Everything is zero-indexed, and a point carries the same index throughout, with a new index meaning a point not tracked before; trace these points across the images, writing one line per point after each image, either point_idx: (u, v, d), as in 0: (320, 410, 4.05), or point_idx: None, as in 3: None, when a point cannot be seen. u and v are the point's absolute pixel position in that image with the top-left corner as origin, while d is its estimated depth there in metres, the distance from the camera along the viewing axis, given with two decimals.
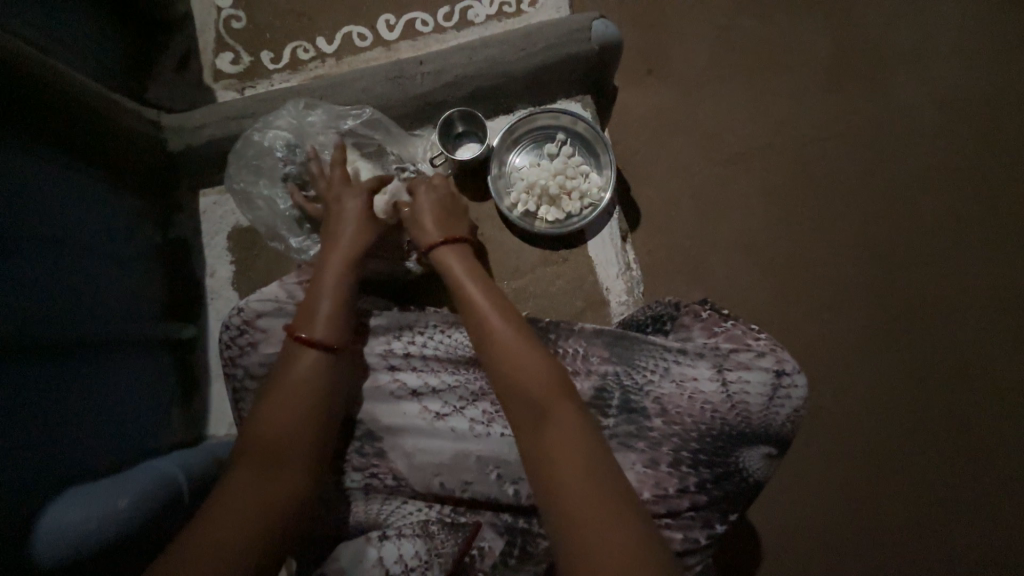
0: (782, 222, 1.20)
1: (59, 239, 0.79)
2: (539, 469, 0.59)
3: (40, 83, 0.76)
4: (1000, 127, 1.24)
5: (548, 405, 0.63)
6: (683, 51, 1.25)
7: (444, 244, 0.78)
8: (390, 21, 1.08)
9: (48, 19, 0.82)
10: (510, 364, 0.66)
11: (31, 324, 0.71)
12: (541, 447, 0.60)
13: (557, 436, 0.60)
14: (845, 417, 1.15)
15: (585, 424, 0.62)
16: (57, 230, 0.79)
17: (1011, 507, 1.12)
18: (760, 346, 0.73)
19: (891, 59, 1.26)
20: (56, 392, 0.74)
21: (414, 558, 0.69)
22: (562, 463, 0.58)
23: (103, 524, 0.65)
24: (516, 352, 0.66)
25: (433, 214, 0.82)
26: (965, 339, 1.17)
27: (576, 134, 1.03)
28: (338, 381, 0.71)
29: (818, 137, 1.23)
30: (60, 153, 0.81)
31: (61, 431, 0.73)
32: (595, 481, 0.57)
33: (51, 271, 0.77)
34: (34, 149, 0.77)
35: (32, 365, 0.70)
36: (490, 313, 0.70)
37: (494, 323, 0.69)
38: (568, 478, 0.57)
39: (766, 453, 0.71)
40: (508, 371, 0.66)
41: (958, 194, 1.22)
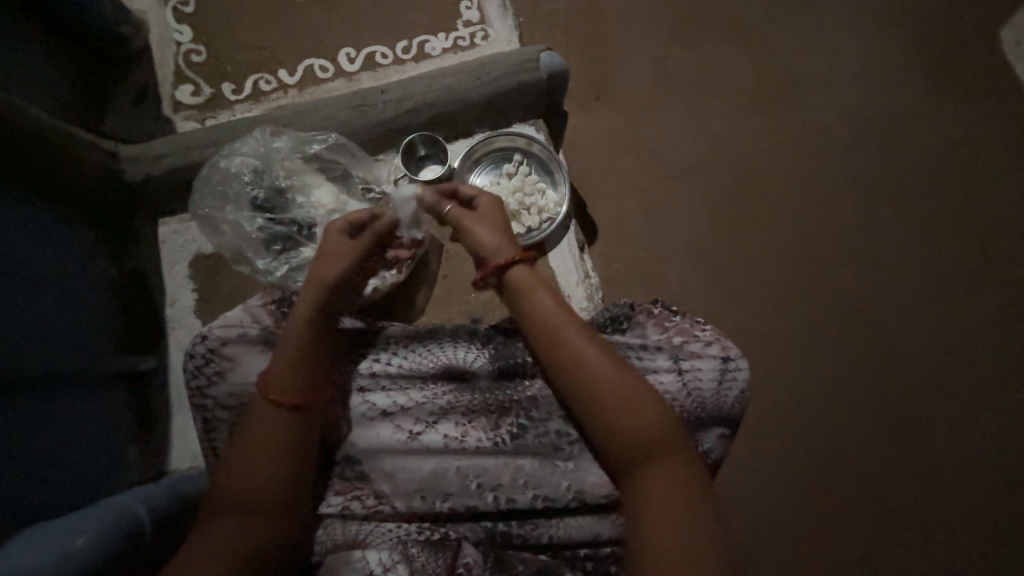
0: (724, 230, 1.31)
1: (13, 272, 0.78)
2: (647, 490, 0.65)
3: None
4: (901, 139, 1.42)
5: (647, 433, 0.66)
6: (626, 79, 1.37)
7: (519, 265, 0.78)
8: (351, 54, 1.14)
9: (4, 56, 0.83)
10: (613, 397, 0.67)
11: None
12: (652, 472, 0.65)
13: (662, 462, 0.66)
14: (797, 407, 1.23)
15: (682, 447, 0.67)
16: (7, 265, 0.77)
17: (947, 478, 1.22)
18: (706, 336, 0.80)
19: (806, 84, 1.43)
20: (9, 428, 0.71)
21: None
22: (666, 483, 0.64)
23: (65, 560, 0.62)
24: (620, 386, 0.68)
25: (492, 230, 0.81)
26: (893, 328, 1.30)
27: (532, 154, 1.11)
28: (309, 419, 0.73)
29: (750, 153, 1.37)
30: (14, 187, 0.80)
31: (15, 467, 0.70)
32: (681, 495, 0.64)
33: (4, 304, 0.75)
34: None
35: None
36: (570, 336, 0.71)
37: (594, 357, 0.70)
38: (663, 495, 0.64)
39: (720, 434, 0.77)
40: (610, 404, 0.67)
41: (871, 198, 1.38)
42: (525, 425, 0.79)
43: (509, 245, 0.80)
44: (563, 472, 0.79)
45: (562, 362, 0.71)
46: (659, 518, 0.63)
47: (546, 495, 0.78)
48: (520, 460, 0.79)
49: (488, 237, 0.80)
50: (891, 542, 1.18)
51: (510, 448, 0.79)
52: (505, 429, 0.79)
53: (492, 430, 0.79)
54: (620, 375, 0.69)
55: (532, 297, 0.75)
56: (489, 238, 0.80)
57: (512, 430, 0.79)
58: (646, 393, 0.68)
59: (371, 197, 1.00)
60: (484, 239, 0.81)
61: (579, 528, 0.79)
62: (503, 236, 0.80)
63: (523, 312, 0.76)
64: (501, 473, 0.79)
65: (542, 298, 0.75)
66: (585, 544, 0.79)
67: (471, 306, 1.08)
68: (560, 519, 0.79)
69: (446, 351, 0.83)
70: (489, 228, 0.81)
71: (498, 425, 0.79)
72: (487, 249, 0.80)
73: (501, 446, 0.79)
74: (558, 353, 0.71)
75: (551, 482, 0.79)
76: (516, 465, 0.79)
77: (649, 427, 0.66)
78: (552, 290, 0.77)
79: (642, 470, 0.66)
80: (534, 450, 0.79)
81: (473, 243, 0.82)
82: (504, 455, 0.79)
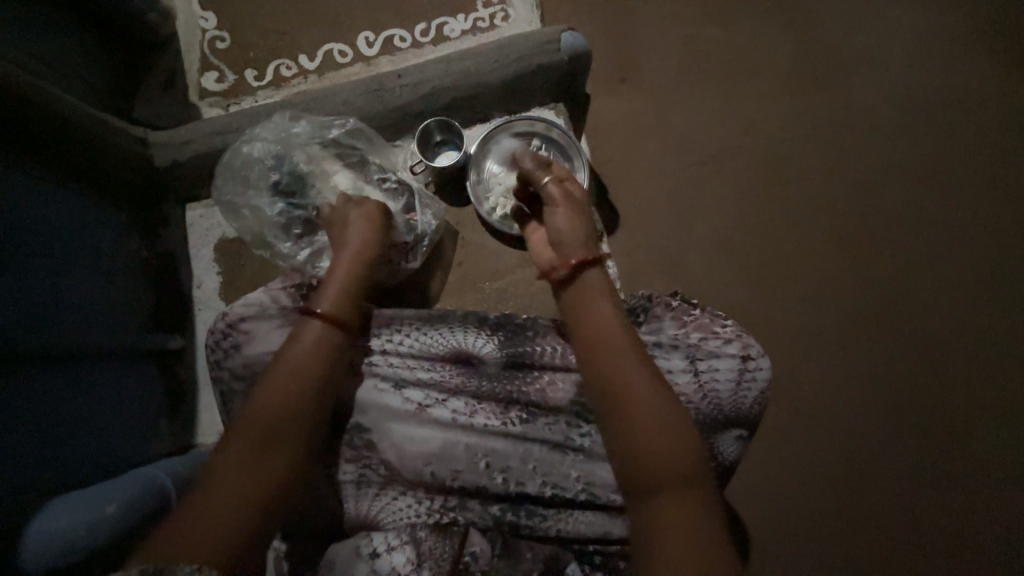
0: (753, 219, 1.25)
1: (48, 252, 0.82)
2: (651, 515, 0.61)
3: (31, 104, 0.79)
4: (955, 123, 1.31)
5: (680, 464, 0.61)
6: (653, 61, 1.31)
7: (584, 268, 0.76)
8: (370, 38, 1.13)
9: (38, 45, 0.86)
10: (647, 417, 0.64)
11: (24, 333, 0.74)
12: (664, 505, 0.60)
13: (677, 499, 0.61)
14: (827, 407, 1.17)
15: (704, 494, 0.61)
16: (43, 246, 0.81)
17: (992, 489, 1.14)
18: (726, 333, 0.76)
19: (850, 63, 1.33)
20: (42, 401, 0.75)
21: (406, 565, 0.71)
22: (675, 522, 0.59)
23: (92, 529, 0.66)
24: (658, 411, 0.64)
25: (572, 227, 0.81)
26: (938, 329, 1.21)
27: (551, 140, 1.07)
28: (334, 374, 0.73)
29: (785, 138, 1.29)
30: (49, 172, 0.84)
31: (52, 435, 0.75)
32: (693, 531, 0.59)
33: (41, 284, 0.79)
34: (24, 167, 0.80)
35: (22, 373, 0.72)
36: (620, 347, 0.69)
37: (638, 374, 0.66)
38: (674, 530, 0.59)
39: (737, 436, 0.74)
40: (641, 423, 0.63)
41: (919, 187, 1.28)
42: (534, 412, 0.80)
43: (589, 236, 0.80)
44: (573, 462, 0.78)
45: (605, 370, 0.68)
46: (668, 552, 0.58)
47: (555, 483, 0.78)
48: (530, 444, 0.78)
49: (571, 220, 0.81)
50: (925, 555, 1.11)
51: (519, 431, 0.78)
52: (515, 413, 0.79)
53: (502, 412, 0.79)
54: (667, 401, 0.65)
55: (587, 304, 0.73)
56: (570, 222, 0.81)
57: (521, 415, 0.79)
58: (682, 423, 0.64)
59: (387, 185, 0.98)
60: (563, 225, 0.81)
61: (588, 523, 0.78)
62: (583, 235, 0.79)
63: (573, 314, 0.74)
64: (512, 455, 0.78)
65: (600, 304, 0.73)
66: (593, 539, 0.78)
67: (485, 294, 1.07)
68: (569, 512, 0.78)
69: (456, 335, 0.84)
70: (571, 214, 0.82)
71: (508, 409, 0.80)
72: (566, 231, 0.80)
73: (510, 428, 0.78)
74: (603, 359, 0.68)
75: (560, 471, 0.78)
76: (526, 448, 0.78)
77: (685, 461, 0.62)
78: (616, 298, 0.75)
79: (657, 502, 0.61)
80: (543, 437, 0.78)
81: (551, 224, 0.82)
82: (513, 437, 0.78)
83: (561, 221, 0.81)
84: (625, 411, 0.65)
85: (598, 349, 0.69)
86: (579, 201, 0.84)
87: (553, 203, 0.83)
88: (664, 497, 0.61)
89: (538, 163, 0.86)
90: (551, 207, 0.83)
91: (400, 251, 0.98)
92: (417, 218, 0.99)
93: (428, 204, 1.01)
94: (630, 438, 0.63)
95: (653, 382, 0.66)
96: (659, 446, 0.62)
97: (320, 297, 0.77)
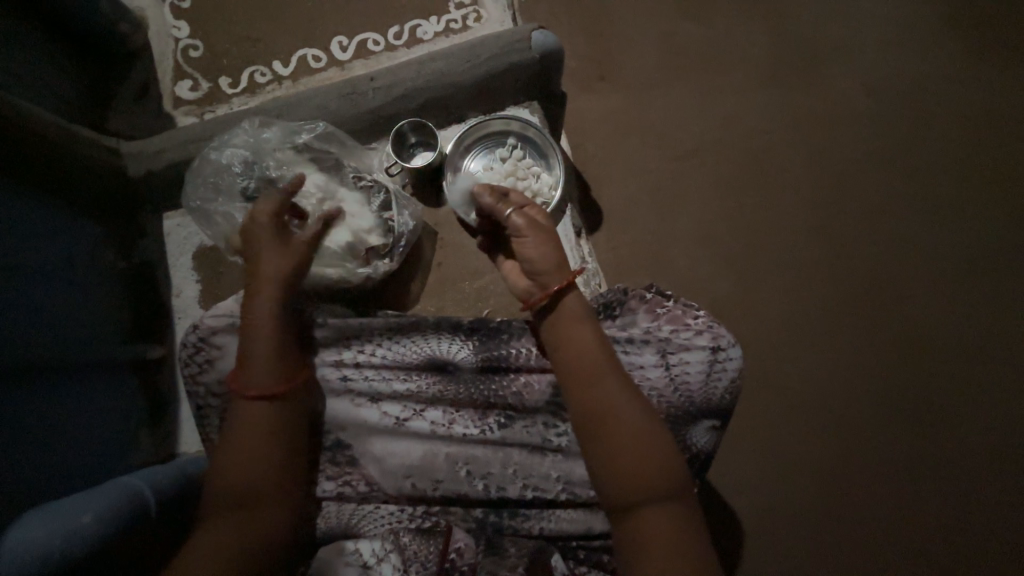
0: (733, 211, 1.26)
1: (24, 265, 0.81)
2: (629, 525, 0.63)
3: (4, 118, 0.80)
4: (930, 110, 1.32)
5: (660, 485, 0.63)
6: (629, 57, 1.31)
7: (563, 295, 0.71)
8: (343, 43, 1.14)
9: (9, 59, 0.87)
10: (631, 447, 0.64)
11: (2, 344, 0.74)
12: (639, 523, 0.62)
13: (654, 516, 0.62)
14: (812, 395, 1.17)
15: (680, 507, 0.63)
16: (21, 259, 0.81)
17: (979, 472, 1.14)
18: (698, 324, 0.76)
19: (824, 54, 1.34)
20: (21, 411, 0.74)
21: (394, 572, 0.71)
22: (653, 535, 0.61)
23: (69, 539, 0.65)
24: (641, 439, 0.64)
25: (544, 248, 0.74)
26: (921, 316, 1.21)
27: (526, 138, 1.08)
28: (301, 404, 0.76)
29: (762, 130, 1.30)
30: (24, 182, 0.84)
31: (34, 445, 0.75)
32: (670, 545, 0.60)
33: (19, 296, 0.79)
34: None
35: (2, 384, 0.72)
36: (601, 376, 0.67)
37: (620, 403, 0.66)
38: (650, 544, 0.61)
39: (711, 426, 0.74)
40: (624, 451, 0.63)
41: (896, 174, 1.29)
42: (512, 415, 0.79)
43: (563, 266, 0.74)
44: (553, 462, 0.78)
45: (588, 403, 0.66)
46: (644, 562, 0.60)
47: (536, 485, 0.78)
48: (509, 449, 0.78)
49: (543, 252, 0.73)
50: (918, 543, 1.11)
51: (497, 438, 0.78)
52: (493, 419, 0.79)
53: (479, 420, 0.79)
54: (648, 425, 0.65)
55: (566, 330, 0.70)
56: (544, 254, 0.73)
57: (499, 420, 0.79)
58: (663, 448, 0.64)
59: (363, 184, 1.00)
60: (536, 259, 0.73)
61: (570, 521, 0.77)
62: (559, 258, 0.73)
63: (552, 344, 0.71)
64: (492, 461, 0.78)
65: (581, 332, 0.70)
66: (578, 536, 0.78)
67: (465, 294, 1.07)
68: (551, 510, 0.78)
69: (430, 342, 0.82)
70: (542, 244, 0.74)
71: (485, 415, 0.79)
72: (540, 266, 0.73)
73: (488, 435, 0.78)
74: (584, 388, 0.67)
75: (540, 472, 0.78)
76: (505, 453, 0.78)
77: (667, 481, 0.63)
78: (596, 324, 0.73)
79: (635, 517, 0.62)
80: (522, 441, 0.78)
81: (521, 257, 0.75)
82: (493, 444, 0.78)
83: (532, 255, 0.73)
84: (605, 439, 0.64)
85: (580, 381, 0.68)
86: (547, 229, 0.76)
87: (519, 234, 0.75)
88: (639, 510, 0.62)
89: (495, 194, 0.78)
90: (518, 239, 0.75)
91: (376, 252, 0.97)
92: (394, 218, 0.99)
93: (405, 205, 1.02)
94: (613, 467, 0.63)
95: (635, 407, 0.66)
96: (637, 465, 0.63)
97: (252, 332, 0.73)
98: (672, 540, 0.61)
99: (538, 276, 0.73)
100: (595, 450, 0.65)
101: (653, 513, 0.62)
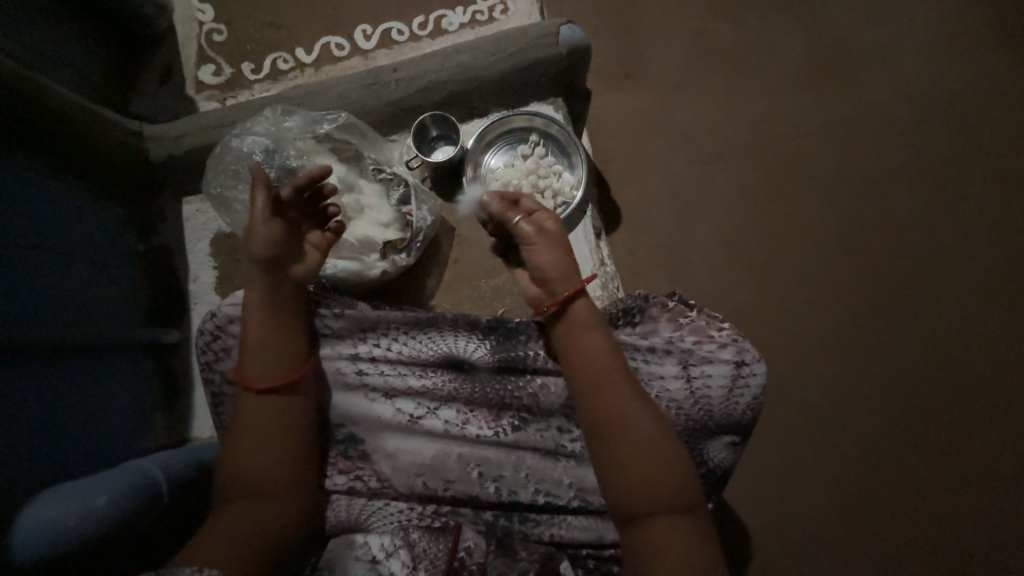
0: (758, 218, 1.22)
1: (43, 245, 0.82)
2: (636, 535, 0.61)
3: (27, 96, 0.80)
4: (969, 120, 1.27)
5: (675, 498, 0.61)
6: (657, 55, 1.28)
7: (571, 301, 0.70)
8: (367, 32, 1.12)
9: (35, 38, 0.87)
10: (645, 459, 0.62)
11: (17, 325, 0.74)
12: (650, 534, 0.60)
13: (664, 527, 0.60)
14: (831, 410, 1.14)
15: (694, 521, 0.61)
16: (39, 238, 0.81)
17: (1001, 498, 1.10)
18: (722, 337, 0.73)
19: (861, 58, 1.29)
20: (36, 393, 0.75)
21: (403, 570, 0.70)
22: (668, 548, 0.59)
23: (86, 518, 0.66)
24: (655, 451, 0.62)
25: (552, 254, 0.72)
26: (949, 333, 1.17)
27: (549, 136, 1.06)
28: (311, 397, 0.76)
29: (792, 136, 1.26)
30: (44, 162, 0.84)
31: (48, 426, 0.75)
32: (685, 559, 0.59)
33: (35, 276, 0.79)
34: (18, 157, 0.80)
35: (15, 365, 0.72)
36: (613, 385, 0.66)
37: (632, 413, 0.64)
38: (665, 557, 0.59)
39: (729, 442, 0.72)
40: (637, 462, 0.62)
41: (931, 186, 1.24)
42: (526, 418, 0.78)
43: (575, 273, 0.72)
44: (566, 468, 0.77)
45: (597, 413, 0.65)
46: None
47: (548, 491, 0.77)
48: (522, 452, 0.77)
49: (554, 260, 0.71)
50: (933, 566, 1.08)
51: (510, 441, 0.77)
52: (507, 421, 0.78)
53: (493, 421, 0.78)
54: (662, 437, 0.64)
55: (576, 337, 0.69)
56: (554, 261, 0.71)
57: (513, 423, 0.78)
58: (678, 460, 0.63)
59: (382, 177, 0.98)
60: (544, 265, 0.71)
61: (581, 528, 0.76)
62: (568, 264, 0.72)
63: (560, 350, 0.70)
64: (504, 463, 0.77)
65: (589, 339, 0.69)
66: (589, 544, 0.76)
67: (481, 292, 1.06)
68: (562, 517, 0.77)
69: (446, 340, 0.81)
70: (553, 251, 0.72)
71: (499, 417, 0.78)
72: (550, 273, 0.71)
73: (501, 437, 0.77)
74: (595, 397, 0.66)
75: (552, 477, 0.77)
76: (517, 456, 0.77)
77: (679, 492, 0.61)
78: (607, 329, 0.71)
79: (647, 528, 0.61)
80: (535, 445, 0.77)
81: (530, 264, 0.72)
82: (505, 447, 0.78)
83: (541, 261, 0.71)
84: (617, 449, 0.63)
85: (590, 385, 0.66)
86: (558, 236, 0.73)
87: (528, 241, 0.73)
88: (651, 519, 0.61)
89: (502, 200, 0.75)
90: (526, 247, 0.73)
91: (393, 246, 0.96)
92: (413, 212, 0.97)
93: (424, 198, 0.99)
94: (624, 479, 0.62)
95: (649, 419, 0.64)
96: (648, 470, 0.61)
97: (258, 327, 0.73)
98: (682, 550, 0.59)
99: (547, 282, 0.71)
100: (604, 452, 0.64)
101: (663, 520, 0.60)
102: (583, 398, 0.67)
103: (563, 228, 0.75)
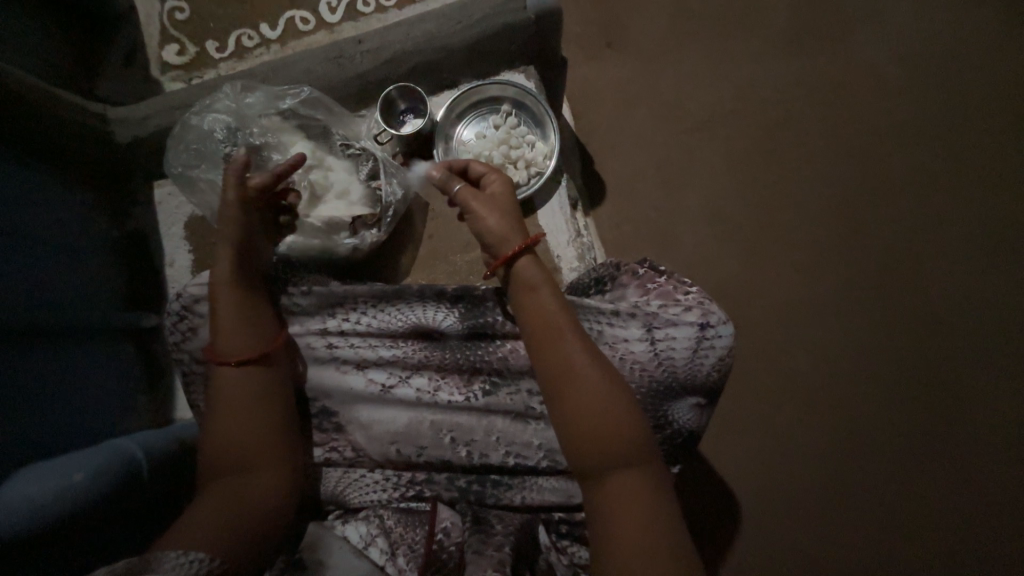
0: (742, 183, 1.20)
1: (30, 234, 0.84)
2: (605, 507, 0.60)
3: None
4: (965, 75, 1.22)
5: (633, 455, 0.61)
6: (636, 19, 1.24)
7: (517, 257, 0.70)
8: (332, 3, 1.09)
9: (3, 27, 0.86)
10: (608, 421, 0.61)
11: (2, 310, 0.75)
12: (612, 498, 0.60)
13: (627, 489, 0.60)
14: (818, 376, 1.13)
15: (656, 482, 0.61)
16: (23, 228, 0.83)
17: (988, 458, 1.10)
18: (688, 300, 0.72)
19: (850, 15, 1.24)
20: (29, 377, 0.78)
21: (380, 554, 0.70)
22: (629, 511, 0.59)
23: (62, 495, 0.66)
24: (617, 408, 0.62)
25: (500, 214, 0.72)
26: (938, 296, 1.15)
27: (522, 105, 1.03)
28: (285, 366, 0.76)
29: (778, 98, 1.22)
30: (20, 153, 0.85)
31: (36, 408, 0.77)
32: (645, 513, 0.59)
33: (24, 271, 0.81)
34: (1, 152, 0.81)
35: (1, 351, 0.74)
36: (564, 343, 0.65)
37: (589, 373, 0.63)
38: (627, 520, 0.58)
39: (695, 404, 0.71)
40: (601, 422, 0.61)
41: (923, 145, 1.21)
42: (497, 382, 0.77)
43: (518, 233, 0.71)
44: (537, 430, 0.76)
45: (549, 372, 0.65)
46: (628, 527, 0.58)
47: (518, 453, 0.76)
48: (492, 416, 0.77)
49: (494, 224, 0.71)
50: (918, 525, 1.08)
51: (481, 405, 0.77)
52: (478, 386, 0.77)
53: (464, 386, 0.78)
54: (623, 399, 0.63)
55: (531, 294, 0.69)
56: (495, 224, 0.71)
57: (484, 387, 0.77)
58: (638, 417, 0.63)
59: (351, 153, 0.98)
60: (490, 231, 0.72)
61: (552, 489, 0.77)
62: (511, 225, 0.71)
63: (518, 313, 0.70)
64: (475, 429, 0.77)
65: (541, 297, 0.68)
66: (559, 507, 0.77)
67: (457, 266, 1.05)
68: (532, 479, 0.77)
69: (414, 310, 0.80)
70: (494, 213, 0.72)
71: (471, 381, 0.78)
72: (493, 239, 0.72)
73: (473, 402, 0.77)
74: (551, 359, 0.65)
75: (522, 439, 0.76)
76: (488, 422, 0.77)
77: (643, 442, 0.62)
78: (554, 285, 0.70)
79: (607, 488, 0.61)
80: (505, 408, 0.77)
81: (475, 230, 0.74)
82: (476, 411, 0.77)
83: (486, 228, 0.72)
84: (576, 414, 0.62)
85: (542, 346, 0.66)
86: (501, 200, 0.74)
87: (469, 208, 0.73)
88: (609, 481, 0.61)
89: (448, 171, 0.78)
90: (469, 213, 0.73)
91: (363, 222, 0.94)
92: (382, 187, 0.95)
93: (393, 172, 0.97)
94: (582, 442, 0.62)
95: (608, 380, 0.63)
96: (602, 433, 0.61)
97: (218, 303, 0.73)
98: (644, 509, 0.59)
99: (491, 246, 0.72)
100: (560, 410, 0.64)
101: (620, 482, 0.60)
102: (536, 354, 0.67)
103: (513, 189, 0.76)
